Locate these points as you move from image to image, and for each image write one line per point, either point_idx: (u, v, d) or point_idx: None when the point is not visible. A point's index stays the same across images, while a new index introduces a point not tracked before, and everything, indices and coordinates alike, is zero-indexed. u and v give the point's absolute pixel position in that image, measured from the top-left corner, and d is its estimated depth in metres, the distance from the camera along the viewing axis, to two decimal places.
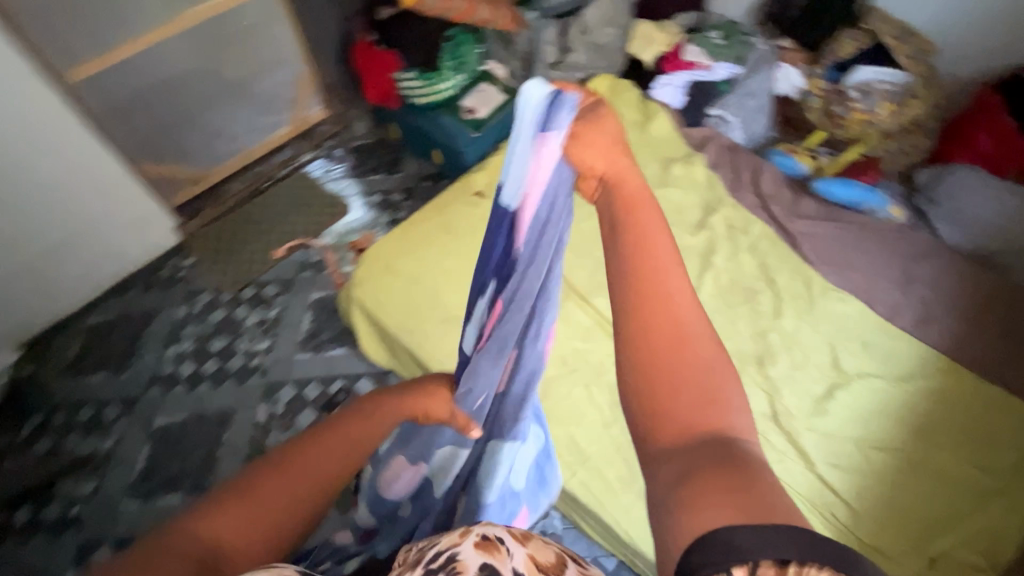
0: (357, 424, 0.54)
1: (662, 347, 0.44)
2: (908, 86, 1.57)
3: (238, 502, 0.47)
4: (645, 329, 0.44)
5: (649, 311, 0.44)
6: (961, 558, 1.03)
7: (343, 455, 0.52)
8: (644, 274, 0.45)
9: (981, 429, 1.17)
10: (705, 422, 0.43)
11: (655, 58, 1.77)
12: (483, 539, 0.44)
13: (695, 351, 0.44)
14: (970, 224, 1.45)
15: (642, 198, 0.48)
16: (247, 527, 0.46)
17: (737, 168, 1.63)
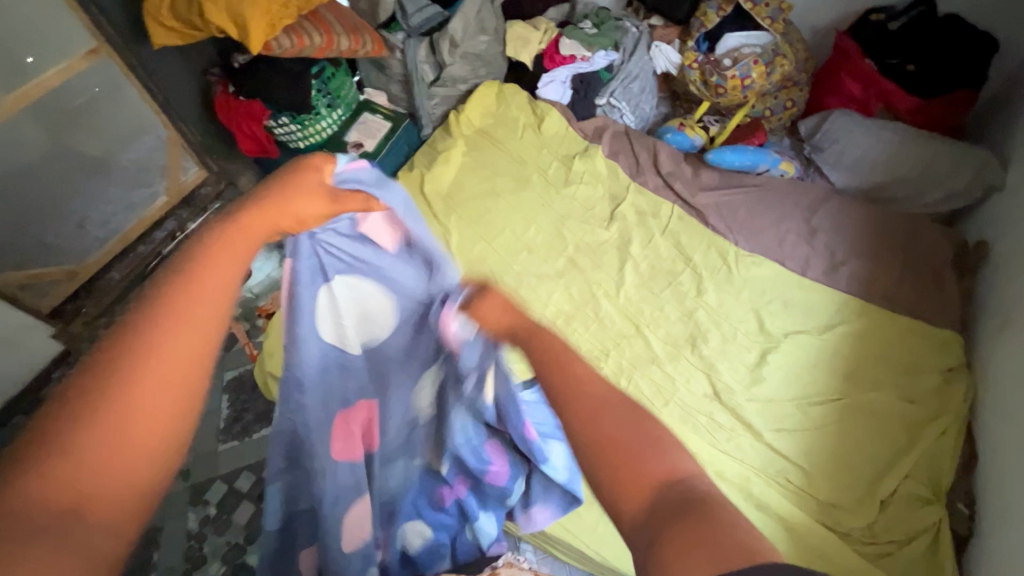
0: (221, 257, 0.44)
1: (598, 415, 0.41)
2: (773, 45, 1.62)
3: (120, 380, 0.37)
4: (580, 411, 0.41)
5: (568, 395, 0.43)
6: (905, 497, 1.06)
7: (215, 304, 0.42)
8: (545, 351, 0.45)
9: (906, 362, 1.21)
10: (665, 492, 0.38)
11: (534, 57, 1.75)
12: None
13: (632, 433, 0.41)
14: (853, 165, 1.53)
15: (549, 326, 0.48)
16: (132, 430, 0.36)
17: (635, 152, 1.63)
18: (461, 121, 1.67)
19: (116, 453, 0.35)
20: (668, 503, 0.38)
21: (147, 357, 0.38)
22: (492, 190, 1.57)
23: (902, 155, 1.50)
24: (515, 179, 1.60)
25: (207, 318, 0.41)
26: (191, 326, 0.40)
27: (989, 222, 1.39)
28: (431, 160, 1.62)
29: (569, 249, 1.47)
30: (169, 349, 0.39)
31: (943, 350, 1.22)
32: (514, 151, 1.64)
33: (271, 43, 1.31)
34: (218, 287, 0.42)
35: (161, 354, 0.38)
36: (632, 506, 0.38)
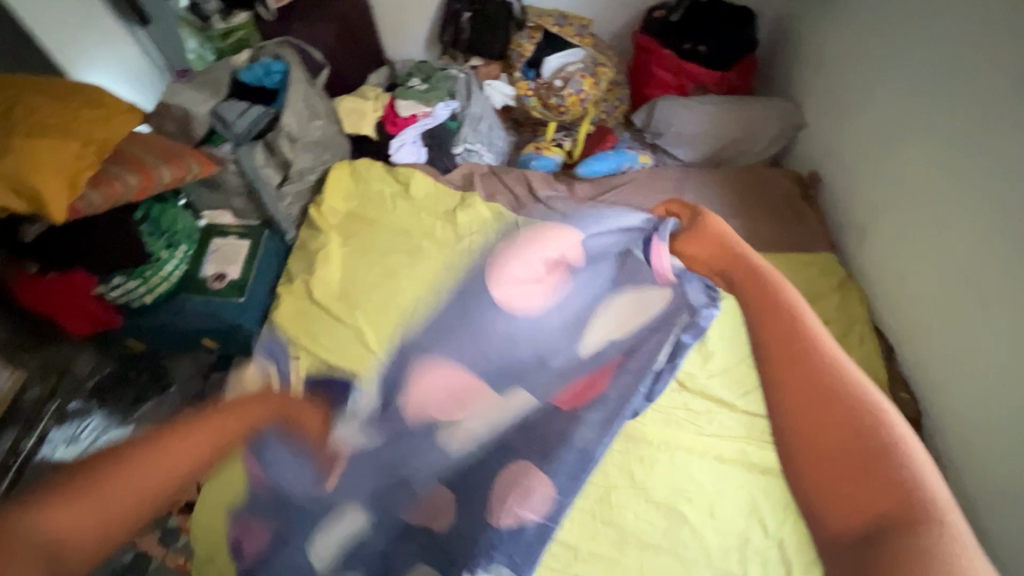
0: (209, 432, 0.59)
1: (798, 344, 0.50)
2: (591, 58, 1.77)
3: (113, 472, 0.51)
4: (783, 340, 0.50)
5: (791, 323, 0.51)
6: None
7: (205, 445, 0.58)
8: (774, 341, 0.50)
9: (808, 291, 1.36)
10: (846, 428, 0.46)
11: (375, 127, 1.70)
12: None
13: (837, 372, 0.48)
14: (692, 140, 1.71)
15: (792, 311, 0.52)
16: (125, 497, 0.51)
17: (510, 186, 1.65)
18: (325, 212, 1.54)
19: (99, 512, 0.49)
20: (846, 444, 0.45)
21: (127, 464, 0.52)
22: (389, 272, 1.46)
23: (726, 120, 1.70)
24: (406, 251, 1.51)
25: (170, 464, 0.54)
26: (171, 450, 0.55)
27: (808, 154, 1.65)
28: (310, 263, 1.47)
29: None
30: (129, 474, 0.51)
31: (829, 270, 1.40)
32: (394, 224, 1.56)
33: (75, 203, 1.09)
34: (181, 452, 0.56)
35: (140, 465, 0.52)
36: (809, 425, 0.47)
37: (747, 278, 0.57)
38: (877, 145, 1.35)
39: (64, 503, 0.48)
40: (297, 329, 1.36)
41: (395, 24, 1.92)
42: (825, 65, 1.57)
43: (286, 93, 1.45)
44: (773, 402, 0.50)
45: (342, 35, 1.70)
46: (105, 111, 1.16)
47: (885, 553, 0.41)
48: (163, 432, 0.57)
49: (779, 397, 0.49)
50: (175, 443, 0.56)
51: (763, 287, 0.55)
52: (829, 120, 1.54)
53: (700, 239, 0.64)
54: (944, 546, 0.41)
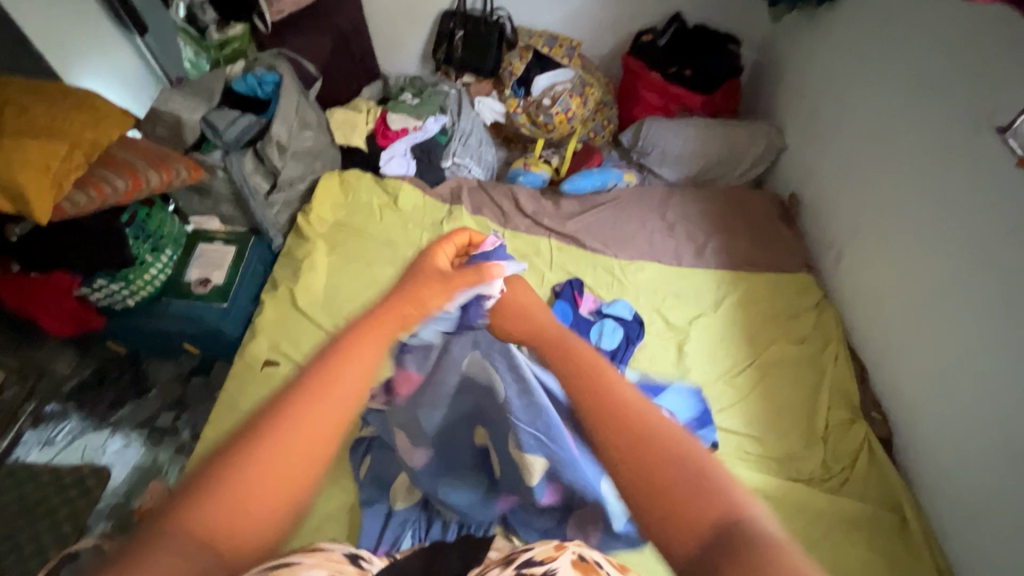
0: (383, 323, 0.50)
1: (666, 477, 0.41)
2: (581, 79, 1.81)
3: (282, 414, 0.43)
4: (638, 476, 0.41)
5: (578, 376, 0.48)
6: (837, 421, 1.19)
7: (382, 332, 0.49)
8: (602, 419, 0.44)
9: (784, 310, 1.38)
10: (689, 485, 0.40)
11: (366, 139, 1.74)
12: (580, 559, 0.50)
13: (714, 496, 0.40)
14: (677, 160, 1.74)
15: (608, 405, 0.44)
16: (314, 424, 0.43)
17: (496, 201, 1.67)
18: (312, 221, 1.56)
19: (241, 519, 0.39)
20: (687, 501, 0.40)
21: (304, 406, 0.43)
22: (373, 283, 1.47)
23: (709, 140, 1.73)
24: (390, 261, 1.52)
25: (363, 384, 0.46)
26: (330, 401, 0.44)
27: (787, 178, 1.69)
28: (294, 271, 1.47)
29: None
30: (306, 410, 0.43)
31: (806, 291, 1.42)
32: (379, 235, 1.57)
33: (61, 203, 1.12)
34: (391, 330, 0.50)
35: (318, 388, 0.44)
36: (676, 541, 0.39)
37: (546, 338, 0.55)
38: (852, 169, 1.39)
39: (250, 466, 0.40)
40: (279, 335, 1.37)
41: (390, 42, 1.97)
42: (805, 89, 1.61)
43: (277, 103, 1.47)
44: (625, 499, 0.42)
45: (336, 48, 1.73)
46: (99, 116, 1.18)
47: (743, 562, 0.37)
48: (314, 360, 0.47)
49: (639, 503, 0.40)
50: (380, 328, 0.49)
51: (620, 421, 0.43)
52: (809, 143, 1.58)
53: (505, 310, 0.63)
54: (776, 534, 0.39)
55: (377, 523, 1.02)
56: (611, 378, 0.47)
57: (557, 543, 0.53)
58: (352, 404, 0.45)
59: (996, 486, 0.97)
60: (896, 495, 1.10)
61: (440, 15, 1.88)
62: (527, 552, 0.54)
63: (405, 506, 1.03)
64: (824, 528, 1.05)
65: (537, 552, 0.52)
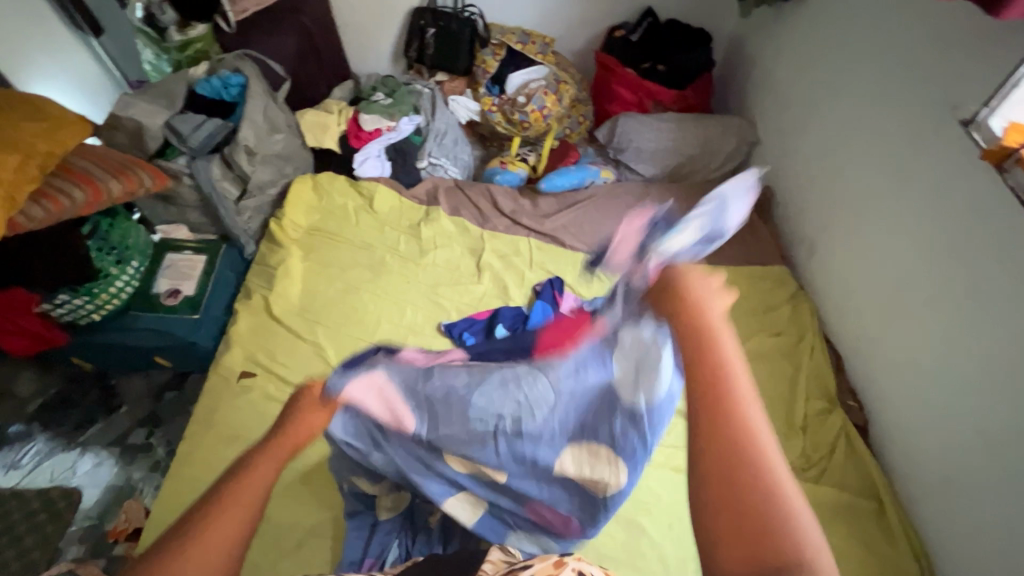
0: (293, 434, 0.56)
1: (752, 513, 0.40)
2: (556, 75, 1.80)
3: (203, 511, 0.48)
4: (722, 504, 0.41)
5: (714, 384, 0.45)
6: (814, 411, 1.21)
7: (287, 447, 0.54)
8: (708, 435, 0.43)
9: (761, 303, 1.40)
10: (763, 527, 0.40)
11: (339, 141, 1.70)
12: (580, 575, 0.47)
13: (789, 559, 0.39)
14: (653, 156, 1.75)
15: (723, 426, 0.43)
16: (226, 522, 0.47)
17: (474, 201, 1.66)
18: (285, 227, 1.52)
19: None
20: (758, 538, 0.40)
21: (205, 518, 0.47)
22: (351, 288, 1.44)
23: (682, 135, 1.75)
24: (367, 266, 1.49)
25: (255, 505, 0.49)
26: (231, 513, 0.47)
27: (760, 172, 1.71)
28: (268, 279, 1.44)
29: (453, 314, 1.42)
30: (225, 511, 0.47)
31: (781, 283, 1.45)
32: (355, 239, 1.54)
33: (15, 217, 1.06)
34: (302, 437, 0.56)
35: (232, 493, 0.49)
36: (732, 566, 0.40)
37: (690, 324, 0.48)
38: (821, 162, 1.42)
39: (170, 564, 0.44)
40: (255, 346, 1.33)
41: (360, 41, 1.93)
42: (775, 84, 1.63)
43: (244, 107, 1.43)
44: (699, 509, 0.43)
45: (304, 47, 1.69)
46: (51, 124, 1.13)
47: None
48: (224, 486, 0.49)
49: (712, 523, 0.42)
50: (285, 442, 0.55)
51: (730, 443, 0.42)
52: (780, 137, 1.61)
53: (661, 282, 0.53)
54: None
55: (362, 536, 1.00)
56: (739, 399, 0.44)
57: (553, 557, 0.50)
58: (245, 521, 0.48)
59: (966, 468, 1.01)
60: (872, 481, 1.13)
61: (409, 13, 1.84)
62: (525, 570, 0.50)
63: (389, 520, 1.00)
64: None
65: (535, 569, 0.49)
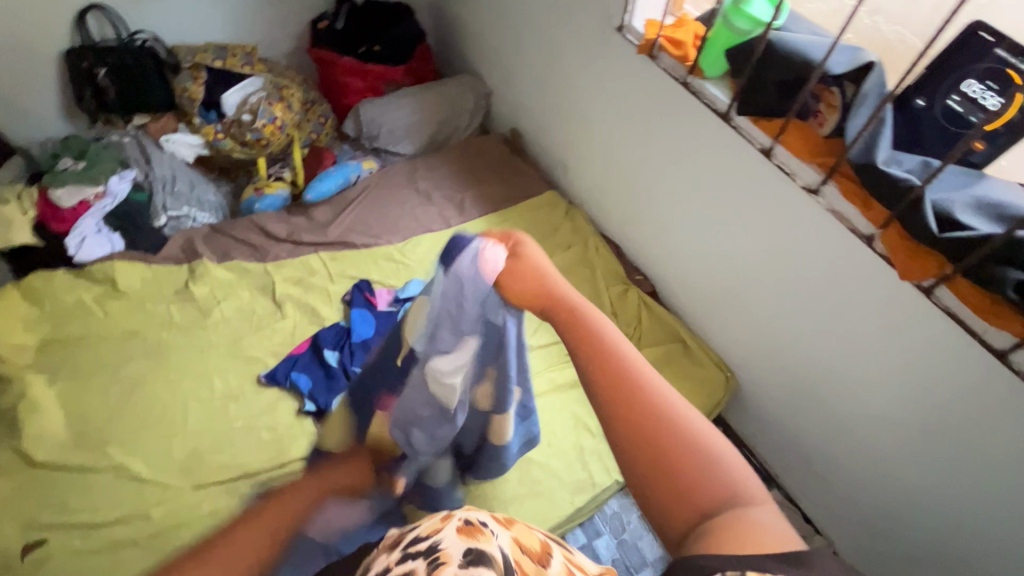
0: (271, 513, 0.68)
1: (678, 466, 0.50)
2: (272, 82, 1.68)
3: (211, 557, 0.57)
4: (647, 447, 0.51)
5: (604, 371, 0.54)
6: (616, 295, 1.42)
7: (286, 513, 0.70)
8: (616, 391, 0.53)
9: (546, 228, 1.57)
10: (677, 449, 0.51)
11: (35, 231, 1.37)
12: (466, 528, 0.52)
13: (720, 480, 0.50)
14: (407, 133, 1.78)
15: (626, 373, 0.54)
16: (235, 556, 0.58)
17: (242, 238, 1.50)
18: (5, 356, 1.20)
19: None
20: (678, 459, 0.50)
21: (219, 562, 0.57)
22: (132, 387, 1.21)
23: (424, 105, 1.80)
24: (143, 355, 1.27)
25: (258, 536, 0.63)
26: (232, 545, 0.59)
27: (503, 117, 1.87)
28: (9, 426, 1.12)
29: (270, 359, 1.30)
30: (237, 549, 0.59)
31: (556, 205, 1.62)
32: (113, 332, 1.29)
33: None
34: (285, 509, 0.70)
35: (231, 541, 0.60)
36: (660, 502, 0.50)
37: (563, 321, 0.59)
38: (544, 93, 1.60)
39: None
40: (27, 509, 1.05)
41: (8, 107, 1.54)
42: (482, 37, 1.77)
43: None
44: (617, 445, 0.53)
45: None
46: None
47: (727, 522, 0.47)
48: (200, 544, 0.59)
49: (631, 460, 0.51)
50: (272, 515, 0.68)
51: (637, 398, 0.53)
52: (506, 82, 1.76)
53: (517, 279, 0.64)
54: (760, 509, 0.49)
55: None
56: (631, 368, 0.55)
57: (444, 515, 0.56)
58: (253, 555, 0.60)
59: (723, 291, 1.29)
60: (673, 329, 1.38)
61: (62, 55, 1.52)
62: (414, 530, 0.56)
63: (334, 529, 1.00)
64: None
65: (422, 529, 0.55)
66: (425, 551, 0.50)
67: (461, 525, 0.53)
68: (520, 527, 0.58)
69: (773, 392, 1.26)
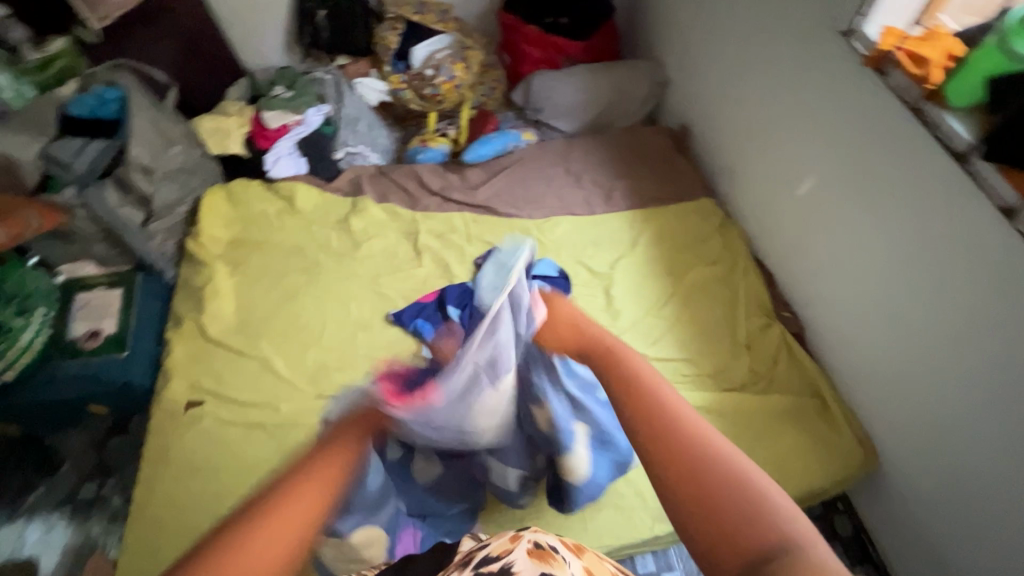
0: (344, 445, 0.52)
1: (728, 511, 0.47)
2: (460, 42, 1.74)
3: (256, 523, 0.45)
4: (687, 486, 0.48)
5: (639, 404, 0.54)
6: (755, 328, 1.29)
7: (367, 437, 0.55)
8: (656, 433, 0.51)
9: (692, 237, 1.46)
10: (721, 491, 0.47)
11: (245, 143, 1.60)
12: (536, 552, 0.52)
13: (768, 524, 0.46)
14: (570, 111, 1.76)
15: (664, 411, 0.52)
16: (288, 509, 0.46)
17: (400, 184, 1.62)
18: (205, 244, 1.44)
19: None
20: (730, 497, 0.47)
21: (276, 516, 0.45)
22: (288, 296, 1.39)
23: (596, 85, 1.75)
24: (301, 269, 1.44)
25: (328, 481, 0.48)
26: (310, 484, 0.47)
27: (675, 110, 1.75)
28: (197, 301, 1.36)
29: (400, 301, 1.40)
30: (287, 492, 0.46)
31: (710, 215, 1.50)
32: (284, 244, 1.48)
33: None
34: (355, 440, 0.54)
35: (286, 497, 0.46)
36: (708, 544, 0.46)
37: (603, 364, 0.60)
38: (729, 92, 1.46)
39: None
40: (196, 372, 1.26)
41: (247, 34, 1.80)
42: (675, 22, 1.66)
43: (128, 124, 1.30)
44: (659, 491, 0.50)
45: (183, 47, 1.55)
46: None
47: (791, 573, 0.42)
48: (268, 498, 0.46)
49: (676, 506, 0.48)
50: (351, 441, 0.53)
51: (677, 437, 0.50)
52: (688, 74, 1.64)
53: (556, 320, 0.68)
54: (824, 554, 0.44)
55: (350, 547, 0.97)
56: (667, 407, 0.53)
57: (512, 534, 0.56)
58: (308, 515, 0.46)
59: (886, 355, 1.11)
60: (813, 382, 1.22)
61: None
62: (485, 548, 0.56)
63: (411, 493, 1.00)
64: (758, 427, 1.15)
65: (493, 547, 0.54)
66: (497, 573, 0.50)
67: (533, 550, 0.52)
68: (594, 557, 0.56)
69: (920, 488, 1.07)
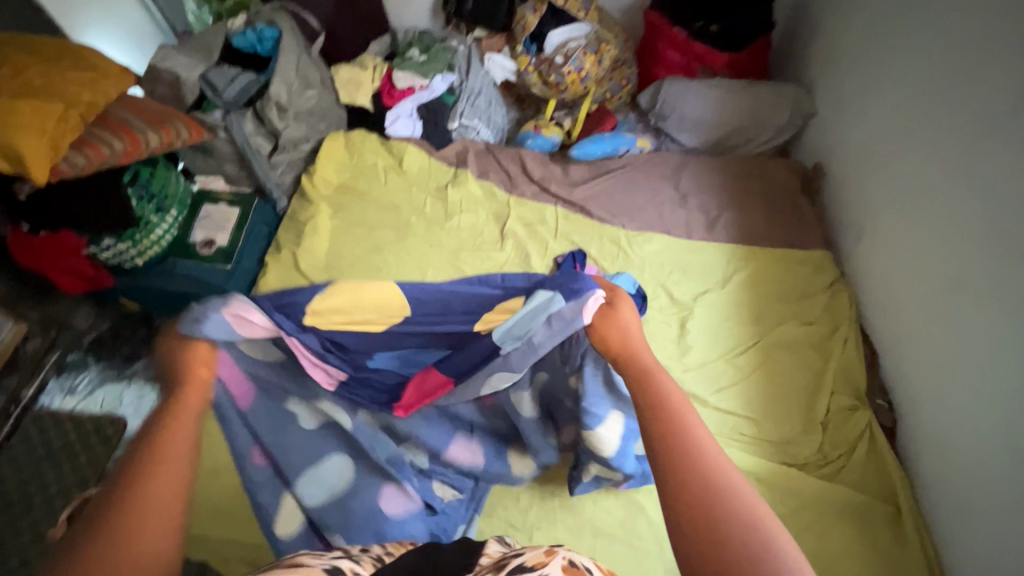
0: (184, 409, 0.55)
1: (720, 522, 0.46)
2: (597, 34, 1.68)
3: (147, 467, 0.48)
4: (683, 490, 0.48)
5: (656, 406, 0.55)
6: (838, 408, 1.15)
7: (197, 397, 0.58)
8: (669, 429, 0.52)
9: (794, 289, 1.32)
10: (713, 498, 0.47)
11: (372, 98, 1.68)
12: (571, 566, 0.48)
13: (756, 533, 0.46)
14: (696, 125, 1.65)
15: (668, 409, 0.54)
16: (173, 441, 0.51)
17: (503, 165, 1.63)
18: (317, 183, 1.55)
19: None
20: (720, 502, 0.47)
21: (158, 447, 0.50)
22: (375, 248, 1.46)
23: (729, 103, 1.64)
24: (392, 227, 1.51)
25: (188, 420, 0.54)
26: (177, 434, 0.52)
27: (812, 146, 1.59)
28: (298, 234, 1.48)
29: (472, 279, 1.42)
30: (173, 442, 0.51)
31: (822, 270, 1.35)
32: (383, 198, 1.56)
33: (58, 162, 1.09)
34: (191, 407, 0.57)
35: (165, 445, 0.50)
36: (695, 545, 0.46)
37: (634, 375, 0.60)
38: (882, 139, 1.29)
39: (101, 547, 0.44)
40: None
41: None
42: (839, 51, 1.49)
43: (277, 62, 1.44)
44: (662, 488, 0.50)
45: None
46: (96, 74, 1.19)
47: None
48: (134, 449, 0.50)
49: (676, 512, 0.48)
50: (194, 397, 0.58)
51: (683, 441, 0.51)
52: (838, 109, 1.47)
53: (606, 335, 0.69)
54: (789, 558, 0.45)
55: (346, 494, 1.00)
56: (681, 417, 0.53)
57: (546, 548, 0.51)
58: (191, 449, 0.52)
59: (994, 478, 0.94)
60: (891, 485, 1.07)
61: None
62: (519, 557, 0.52)
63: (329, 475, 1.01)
64: (815, 514, 1.03)
65: (526, 557, 0.50)
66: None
67: (566, 567, 0.48)
68: None
69: None
